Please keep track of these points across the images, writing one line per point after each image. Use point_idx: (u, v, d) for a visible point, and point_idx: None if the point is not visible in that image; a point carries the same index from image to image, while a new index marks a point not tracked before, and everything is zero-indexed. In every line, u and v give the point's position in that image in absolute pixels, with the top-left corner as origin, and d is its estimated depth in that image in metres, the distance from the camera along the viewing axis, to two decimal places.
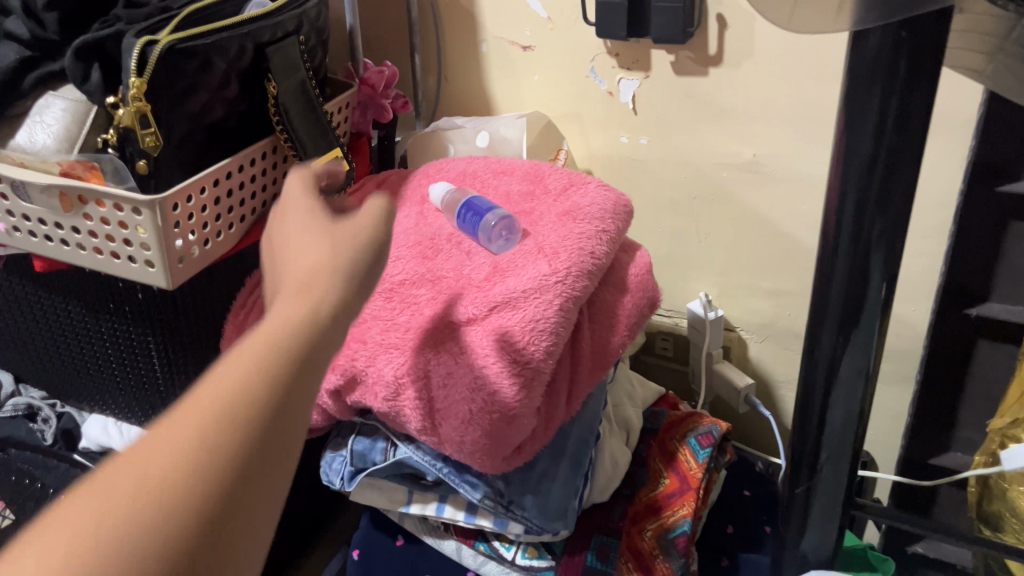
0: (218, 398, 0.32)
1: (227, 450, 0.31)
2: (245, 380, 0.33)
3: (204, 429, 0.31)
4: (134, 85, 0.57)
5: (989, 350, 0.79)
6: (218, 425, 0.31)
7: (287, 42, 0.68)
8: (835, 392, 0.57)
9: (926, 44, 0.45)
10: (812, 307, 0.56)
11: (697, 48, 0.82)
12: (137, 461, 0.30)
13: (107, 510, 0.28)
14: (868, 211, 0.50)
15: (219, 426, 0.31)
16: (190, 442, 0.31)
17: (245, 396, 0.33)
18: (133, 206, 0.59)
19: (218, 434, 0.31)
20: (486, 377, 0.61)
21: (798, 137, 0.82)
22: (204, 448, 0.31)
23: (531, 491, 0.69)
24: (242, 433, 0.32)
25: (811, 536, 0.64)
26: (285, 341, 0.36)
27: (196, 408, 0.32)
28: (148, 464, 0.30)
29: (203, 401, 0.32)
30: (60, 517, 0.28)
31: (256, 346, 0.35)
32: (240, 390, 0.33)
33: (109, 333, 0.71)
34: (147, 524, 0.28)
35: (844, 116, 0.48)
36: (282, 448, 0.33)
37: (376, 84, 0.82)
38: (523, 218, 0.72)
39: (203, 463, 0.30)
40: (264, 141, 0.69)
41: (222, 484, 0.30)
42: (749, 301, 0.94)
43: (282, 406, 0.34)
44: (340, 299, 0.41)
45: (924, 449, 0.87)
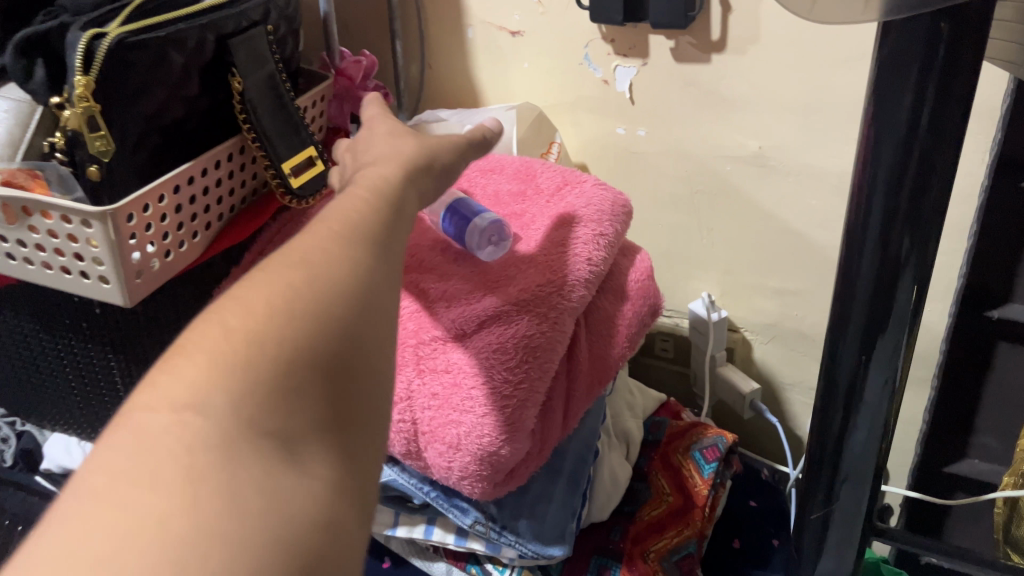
0: (328, 243, 0.35)
1: (345, 281, 0.33)
2: (346, 230, 0.36)
3: (321, 264, 0.33)
4: (79, 83, 0.51)
5: (1011, 353, 0.75)
6: (332, 262, 0.34)
7: (252, 32, 0.62)
8: (857, 414, 0.52)
9: (969, 37, 0.40)
10: (831, 323, 0.51)
11: (699, 33, 0.77)
12: (271, 287, 0.32)
13: (247, 326, 0.30)
14: (896, 222, 0.45)
15: (332, 264, 0.34)
16: (313, 274, 0.33)
17: (348, 244, 0.35)
18: (81, 217, 0.53)
19: (336, 270, 0.33)
20: (474, 398, 0.56)
21: (807, 128, 0.76)
22: (327, 280, 0.33)
23: (526, 515, 0.65)
24: (355, 268, 0.34)
25: (827, 563, 0.60)
26: (366, 211, 0.39)
27: (309, 250, 0.34)
28: (281, 289, 0.32)
29: (314, 244, 0.35)
30: (206, 336, 0.30)
31: (349, 207, 0.39)
32: (343, 240, 0.35)
33: (68, 350, 0.65)
34: (292, 339, 0.30)
35: (872, 116, 0.43)
36: (389, 290, 0.36)
37: (353, 76, 0.77)
38: (513, 222, 0.67)
39: (329, 292, 0.32)
40: (231, 141, 0.63)
41: (349, 309, 0.32)
42: (754, 300, 0.90)
43: (382, 256, 0.36)
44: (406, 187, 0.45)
45: (939, 455, 0.83)
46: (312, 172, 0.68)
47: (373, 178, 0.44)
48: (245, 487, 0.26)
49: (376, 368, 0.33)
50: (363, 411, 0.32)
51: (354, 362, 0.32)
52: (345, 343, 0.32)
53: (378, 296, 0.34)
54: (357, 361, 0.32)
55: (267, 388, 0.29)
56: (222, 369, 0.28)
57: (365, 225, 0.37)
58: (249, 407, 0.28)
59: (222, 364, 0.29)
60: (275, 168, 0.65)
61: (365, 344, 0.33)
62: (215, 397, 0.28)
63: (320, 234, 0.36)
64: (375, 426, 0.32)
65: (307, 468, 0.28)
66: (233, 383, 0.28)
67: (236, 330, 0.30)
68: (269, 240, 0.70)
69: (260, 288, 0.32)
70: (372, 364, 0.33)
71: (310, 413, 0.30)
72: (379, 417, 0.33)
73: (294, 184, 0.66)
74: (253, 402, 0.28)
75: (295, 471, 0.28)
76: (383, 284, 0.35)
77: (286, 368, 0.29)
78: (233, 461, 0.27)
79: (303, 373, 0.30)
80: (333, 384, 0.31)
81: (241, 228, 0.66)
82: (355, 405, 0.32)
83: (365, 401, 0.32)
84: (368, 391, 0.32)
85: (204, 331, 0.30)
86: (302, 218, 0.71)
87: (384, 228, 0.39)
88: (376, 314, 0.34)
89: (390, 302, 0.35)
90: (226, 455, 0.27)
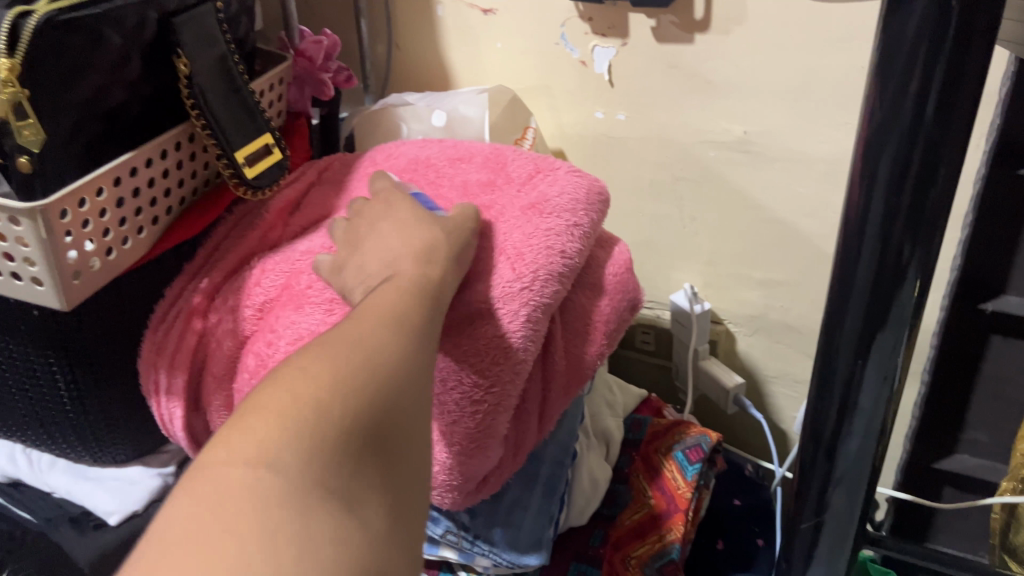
0: (372, 336, 0.40)
1: (388, 369, 0.38)
2: (387, 326, 0.42)
3: (371, 354, 0.39)
4: (3, 66, 0.46)
5: (1004, 346, 0.72)
6: (380, 353, 0.39)
7: (200, 9, 0.57)
8: (851, 421, 0.49)
9: (981, 15, 0.36)
10: (825, 323, 0.47)
11: (681, 12, 0.73)
12: (327, 369, 0.37)
13: (311, 394, 0.35)
14: (898, 218, 0.41)
15: (376, 354, 0.39)
16: (361, 361, 0.38)
17: (389, 339, 0.41)
18: (9, 215, 0.48)
19: (380, 359, 0.39)
20: (441, 407, 0.53)
21: (794, 112, 0.73)
22: (373, 367, 0.38)
23: (500, 523, 0.62)
24: (396, 361, 0.39)
25: (818, 573, 0.57)
26: (400, 306, 0.45)
27: (357, 341, 0.39)
28: (332, 371, 0.36)
29: (361, 337, 0.40)
30: (275, 401, 0.34)
31: (385, 303, 0.45)
32: (385, 336, 0.41)
33: (4, 354, 0.60)
34: (344, 409, 0.35)
35: (873, 103, 0.39)
36: (423, 378, 0.41)
37: (314, 56, 0.72)
38: (482, 211, 0.62)
39: (373, 377, 0.37)
40: (178, 128, 0.59)
41: (391, 390, 0.37)
42: (738, 292, 0.87)
43: (417, 350, 0.42)
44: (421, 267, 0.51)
45: (928, 451, 0.80)
46: (268, 161, 0.63)
47: (404, 272, 0.50)
48: (306, 529, 0.30)
49: (415, 443, 0.38)
50: (402, 476, 0.36)
51: (393, 434, 0.36)
52: (387, 416, 0.36)
53: (413, 383, 0.39)
54: (396, 433, 0.36)
55: (324, 449, 0.33)
56: (296, 429, 0.33)
57: (400, 321, 0.43)
58: (308, 464, 0.32)
59: (289, 427, 0.33)
60: (229, 157, 0.60)
61: (403, 422, 0.37)
62: (283, 455, 0.32)
63: (364, 328, 0.41)
64: (412, 494, 0.36)
65: (359, 517, 0.32)
66: (297, 443, 0.32)
67: (294, 403, 0.34)
68: (225, 235, 0.65)
69: (314, 369, 0.36)
70: (409, 439, 0.37)
71: (361, 472, 0.33)
72: (415, 485, 0.37)
73: (249, 175, 0.61)
74: (314, 459, 0.32)
75: (350, 519, 0.31)
76: (419, 374, 0.40)
77: (339, 432, 0.34)
78: (299, 507, 0.30)
79: (353, 438, 0.34)
80: (386, 450, 0.35)
81: (196, 219, 0.62)
82: (396, 471, 0.35)
83: (403, 470, 0.36)
84: (408, 462, 0.36)
85: (268, 404, 0.34)
86: (261, 209, 0.66)
87: (418, 324, 0.44)
88: (412, 397, 0.39)
89: (422, 386, 0.40)
90: (298, 501, 0.30)
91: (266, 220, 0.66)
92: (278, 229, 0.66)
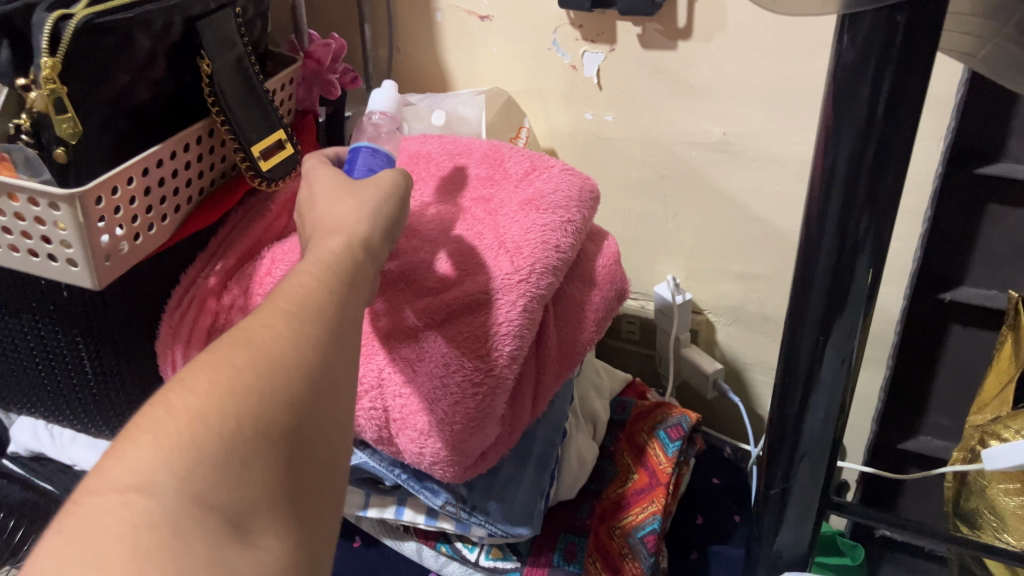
0: (278, 324, 0.38)
1: (292, 365, 0.37)
2: (300, 309, 0.40)
3: (270, 346, 0.37)
4: (46, 65, 0.51)
5: (964, 334, 0.78)
6: (281, 343, 0.37)
7: (221, 14, 0.62)
8: (815, 392, 0.54)
9: (923, 29, 0.41)
10: (791, 302, 0.52)
11: (664, 20, 0.78)
12: (220, 368, 0.35)
13: (194, 406, 0.33)
14: (854, 207, 0.46)
15: (281, 345, 0.37)
16: (262, 354, 0.36)
17: (297, 327, 0.39)
18: (50, 200, 0.53)
19: (281, 351, 0.37)
20: (444, 388, 0.58)
21: (770, 114, 0.78)
22: (274, 364, 0.36)
23: (495, 496, 0.66)
24: (304, 349, 0.38)
25: (786, 536, 0.62)
26: (321, 286, 0.42)
27: (258, 332, 0.38)
28: (229, 373, 0.35)
29: (264, 327, 0.38)
30: (158, 414, 0.33)
31: (305, 281, 0.42)
32: (295, 321, 0.39)
33: (33, 334, 0.65)
34: (236, 415, 0.33)
35: (831, 105, 0.44)
36: (339, 367, 0.39)
37: (322, 58, 0.77)
38: (483, 204, 0.67)
39: (274, 373, 0.36)
40: (199, 124, 0.63)
41: (297, 387, 0.36)
42: (718, 284, 0.92)
43: (335, 335, 0.40)
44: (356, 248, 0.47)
45: (896, 432, 0.86)
46: (280, 155, 0.68)
47: (328, 247, 0.46)
48: (189, 556, 0.29)
49: (324, 443, 0.37)
50: (309, 479, 0.35)
51: (302, 436, 0.35)
52: (292, 417, 0.35)
53: (324, 374, 0.38)
54: (305, 433, 0.35)
55: (212, 462, 0.32)
56: (174, 445, 0.31)
57: (321, 302, 0.41)
58: (194, 482, 0.31)
59: (173, 441, 0.32)
60: (246, 151, 0.64)
61: (311, 419, 0.36)
62: (166, 475, 0.31)
63: (273, 315, 0.39)
64: (320, 496, 0.36)
65: (255, 542, 0.31)
66: (181, 459, 0.31)
67: (183, 411, 0.33)
68: (236, 224, 0.70)
69: (209, 369, 0.35)
70: (318, 440, 0.36)
71: (255, 483, 0.32)
72: (324, 487, 0.36)
73: (263, 167, 0.66)
74: (201, 477, 0.31)
75: (241, 544, 0.31)
76: (330, 364, 0.38)
77: (233, 441, 0.32)
78: (176, 535, 0.29)
79: (249, 445, 0.33)
80: (288, 455, 0.34)
81: (212, 210, 0.67)
82: (302, 476, 0.35)
83: (310, 473, 0.35)
84: (315, 463, 0.36)
85: (153, 412, 0.33)
86: (268, 201, 0.71)
87: (338, 304, 0.42)
88: (322, 391, 0.37)
89: (336, 377, 0.39)
90: (173, 530, 0.29)
91: (273, 211, 0.70)
92: (283, 220, 0.70)
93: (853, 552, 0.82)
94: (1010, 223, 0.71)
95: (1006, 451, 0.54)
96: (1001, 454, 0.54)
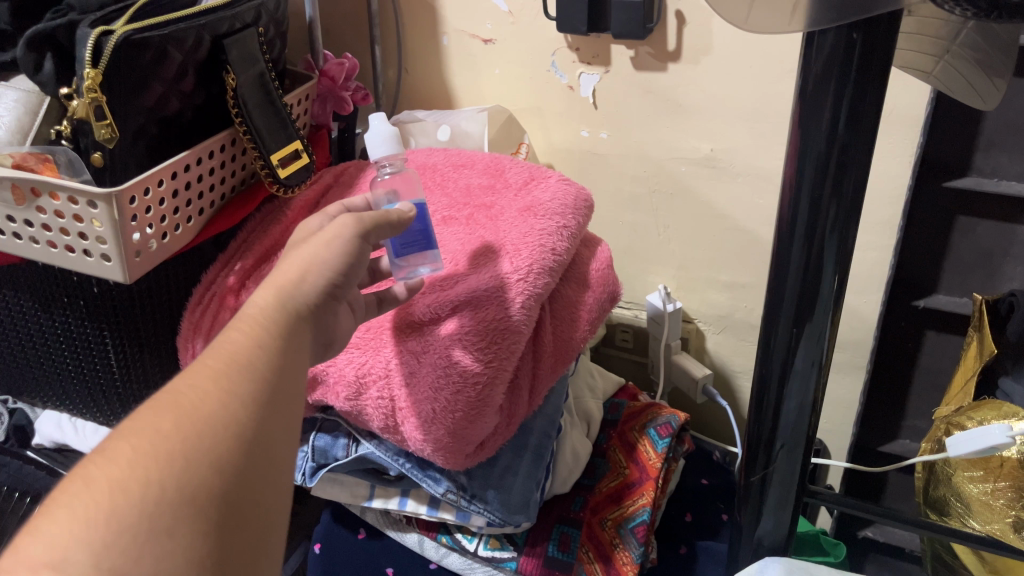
0: (207, 384, 0.40)
1: (215, 420, 0.38)
2: (230, 364, 0.42)
3: (196, 408, 0.38)
4: (89, 76, 0.56)
5: (938, 339, 0.91)
6: (207, 406, 0.39)
7: (245, 33, 0.67)
8: (789, 383, 0.57)
9: (878, 46, 0.45)
10: (767, 299, 0.56)
11: (656, 44, 0.84)
12: (144, 436, 0.36)
13: (114, 474, 0.34)
14: (820, 211, 0.50)
15: (208, 408, 0.39)
16: (188, 420, 0.38)
17: (223, 379, 0.41)
18: (88, 198, 0.57)
19: (208, 414, 0.38)
20: (448, 377, 0.62)
21: (753, 132, 0.84)
22: (200, 433, 0.37)
23: (493, 485, 0.70)
24: (233, 412, 0.39)
25: (766, 524, 0.65)
26: (256, 343, 0.44)
27: (185, 394, 0.39)
28: (153, 437, 0.36)
29: (191, 388, 0.40)
30: (76, 488, 0.34)
31: (234, 338, 0.44)
32: (223, 380, 0.41)
33: (63, 328, 0.69)
34: (160, 483, 0.35)
35: (798, 116, 0.48)
36: (274, 424, 0.41)
37: (336, 77, 0.82)
38: (485, 211, 0.72)
39: (199, 438, 0.37)
40: (223, 134, 0.68)
41: (221, 449, 0.37)
42: (707, 293, 0.98)
43: (269, 395, 0.42)
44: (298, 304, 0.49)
45: (875, 436, 0.99)
46: (297, 164, 0.73)
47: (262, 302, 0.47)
48: None
49: (256, 508, 0.38)
50: (240, 546, 0.36)
51: (231, 500, 0.36)
52: (222, 482, 0.36)
53: (257, 438, 0.39)
54: (235, 498, 0.37)
55: (133, 533, 0.33)
56: (90, 517, 0.33)
57: (253, 360, 0.43)
58: (111, 556, 0.32)
59: (93, 515, 0.33)
60: (265, 159, 0.69)
61: (244, 482, 0.37)
62: (81, 551, 0.32)
63: (202, 374, 0.41)
64: (254, 562, 0.37)
65: None
66: (98, 533, 0.32)
67: (103, 484, 0.34)
68: (253, 230, 0.75)
69: (131, 438, 0.36)
70: (250, 504, 0.37)
71: (181, 552, 0.33)
72: (258, 551, 0.37)
73: (281, 174, 0.71)
74: (119, 551, 0.32)
75: None
76: (262, 425, 0.40)
77: (157, 509, 0.34)
78: None
79: (173, 514, 0.34)
80: (222, 513, 0.36)
81: (232, 214, 0.71)
82: (232, 544, 0.36)
83: (243, 539, 0.36)
84: (247, 530, 0.37)
85: (72, 486, 0.34)
86: (284, 207, 0.76)
87: (271, 360, 0.44)
88: (256, 455, 0.39)
89: (272, 436, 0.40)
90: None
91: (288, 217, 0.75)
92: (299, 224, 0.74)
93: (836, 551, 0.86)
94: (977, 233, 0.83)
95: (966, 438, 0.58)
96: (964, 440, 0.58)
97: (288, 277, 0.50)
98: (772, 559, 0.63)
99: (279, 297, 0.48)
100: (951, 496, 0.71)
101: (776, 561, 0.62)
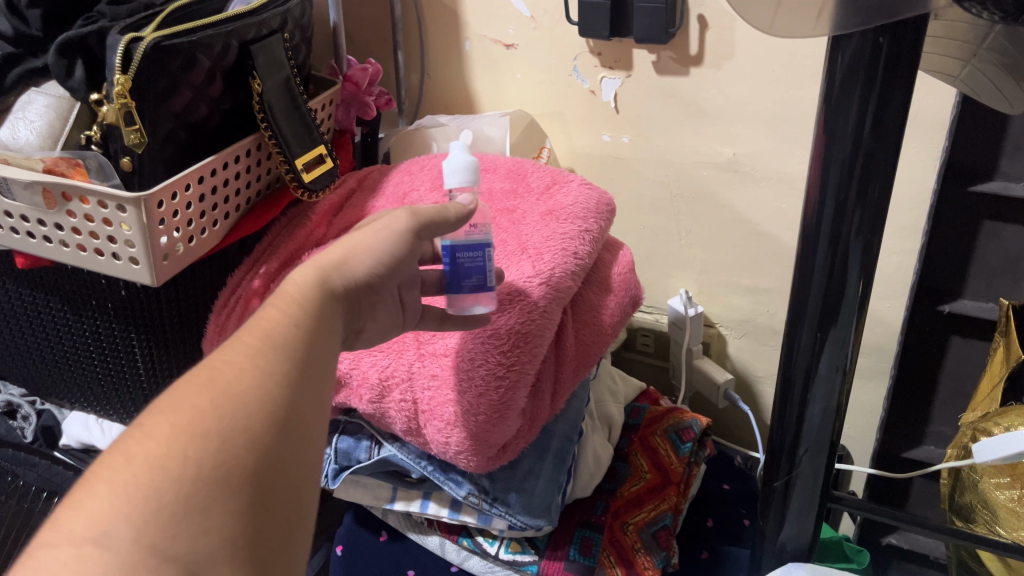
0: (243, 361, 0.41)
1: (254, 406, 0.39)
2: (254, 351, 0.43)
3: (231, 385, 0.39)
4: (118, 82, 0.57)
5: (963, 345, 0.90)
6: (243, 385, 0.39)
7: (271, 39, 0.67)
8: (813, 388, 0.57)
9: (903, 49, 0.45)
10: (791, 303, 0.56)
11: (678, 49, 0.84)
12: (182, 412, 0.37)
13: (148, 453, 0.35)
14: (845, 215, 0.50)
15: (241, 386, 0.39)
16: (223, 398, 0.38)
17: (250, 365, 0.41)
18: (116, 202, 0.58)
19: (243, 392, 0.39)
20: (471, 380, 0.62)
21: (775, 136, 0.84)
22: (236, 410, 0.38)
23: (516, 488, 0.70)
24: (268, 392, 0.40)
25: (790, 527, 0.64)
26: (290, 320, 0.45)
27: (212, 376, 0.40)
28: (193, 416, 0.37)
29: (219, 372, 0.40)
30: (112, 470, 0.35)
31: (256, 326, 0.45)
32: (258, 357, 0.42)
33: (91, 329, 0.70)
34: (197, 461, 0.35)
35: (823, 121, 0.48)
36: (303, 410, 0.41)
37: (359, 81, 0.83)
38: (507, 215, 0.72)
39: (238, 414, 0.38)
40: (248, 138, 0.68)
41: (258, 436, 0.38)
42: (729, 298, 0.98)
43: (299, 376, 0.43)
44: (326, 302, 0.49)
45: (900, 443, 0.99)
46: (321, 168, 0.74)
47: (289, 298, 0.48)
48: None
49: (290, 489, 0.38)
50: (273, 530, 0.36)
51: (265, 478, 0.37)
52: (256, 460, 0.37)
53: (289, 418, 0.40)
54: (269, 478, 0.37)
55: (170, 511, 0.33)
56: (129, 495, 0.33)
57: (286, 338, 0.44)
58: (149, 534, 0.33)
59: (131, 489, 0.34)
60: (290, 164, 0.70)
61: (276, 462, 0.38)
62: (118, 528, 0.32)
63: (239, 353, 0.42)
64: (286, 548, 0.37)
65: None
66: (137, 509, 0.33)
67: (142, 459, 0.35)
68: (278, 233, 0.75)
69: (169, 415, 0.37)
70: (284, 486, 0.38)
71: (216, 534, 0.34)
72: (289, 537, 0.37)
73: (305, 179, 0.72)
74: (157, 528, 0.33)
75: None
76: (289, 407, 0.41)
77: (194, 486, 0.34)
78: None
79: (209, 493, 0.34)
80: (261, 496, 0.36)
81: (257, 218, 0.72)
82: (267, 527, 0.36)
83: (276, 523, 0.37)
84: (281, 514, 0.37)
85: (113, 462, 0.35)
86: (308, 211, 0.76)
87: (295, 342, 0.44)
88: (290, 435, 0.39)
89: (301, 423, 0.41)
90: None
91: (312, 221, 0.75)
92: (323, 228, 0.75)
93: (859, 556, 0.85)
94: (1004, 238, 0.82)
95: (993, 444, 0.57)
96: (991, 447, 0.57)
97: (330, 259, 0.52)
98: (795, 564, 0.62)
99: (319, 277, 0.50)
100: (977, 502, 0.71)
101: (799, 566, 0.61)
